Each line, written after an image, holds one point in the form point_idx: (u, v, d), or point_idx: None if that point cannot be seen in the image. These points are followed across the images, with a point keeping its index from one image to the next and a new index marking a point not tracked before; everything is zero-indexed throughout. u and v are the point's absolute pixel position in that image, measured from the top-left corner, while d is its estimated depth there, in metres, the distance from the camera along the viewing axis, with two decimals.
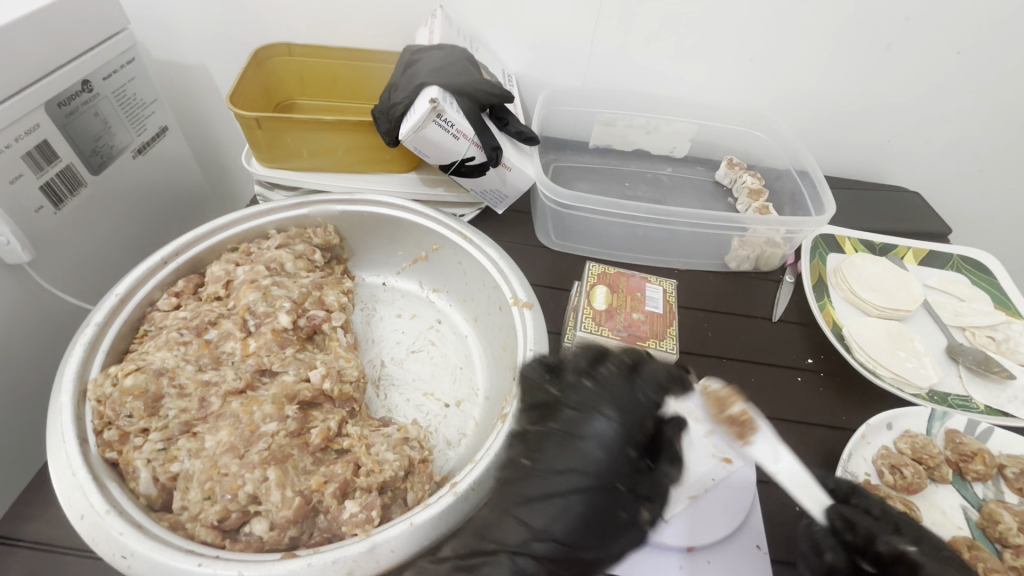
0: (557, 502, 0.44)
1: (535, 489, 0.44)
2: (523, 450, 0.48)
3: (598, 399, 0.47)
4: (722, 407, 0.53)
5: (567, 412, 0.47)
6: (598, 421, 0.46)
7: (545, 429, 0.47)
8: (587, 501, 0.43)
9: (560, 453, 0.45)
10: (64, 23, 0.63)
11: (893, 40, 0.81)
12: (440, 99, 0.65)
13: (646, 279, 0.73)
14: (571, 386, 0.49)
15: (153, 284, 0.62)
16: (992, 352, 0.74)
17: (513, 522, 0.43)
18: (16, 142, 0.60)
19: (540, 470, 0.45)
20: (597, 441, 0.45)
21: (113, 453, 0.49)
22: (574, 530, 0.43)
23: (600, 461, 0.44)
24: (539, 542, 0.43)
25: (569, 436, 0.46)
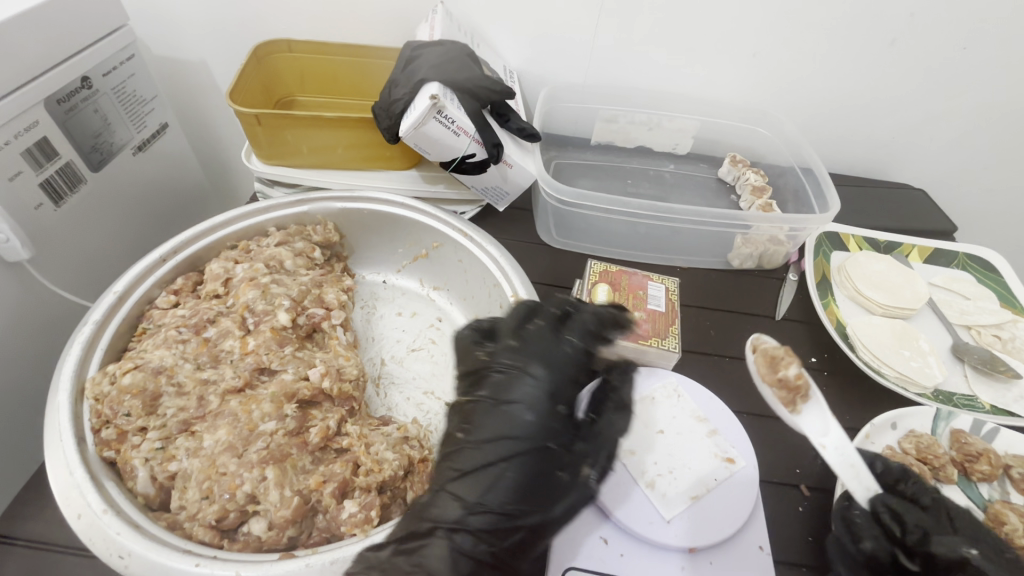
0: (490, 474, 0.45)
1: (469, 463, 0.45)
2: (457, 422, 0.49)
3: (525, 357, 0.50)
4: (775, 367, 0.52)
5: (496, 377, 0.49)
6: (527, 379, 0.48)
7: (476, 398, 0.49)
8: (521, 465, 0.45)
9: (489, 423, 0.47)
10: (63, 19, 0.63)
11: (898, 35, 0.80)
12: (440, 96, 0.65)
13: (648, 277, 0.73)
14: (499, 351, 0.51)
15: (152, 282, 0.62)
16: (997, 351, 0.73)
17: (452, 500, 0.44)
18: (15, 139, 0.60)
19: (472, 442, 0.46)
20: (523, 407, 0.47)
21: (111, 452, 0.48)
22: (510, 499, 0.44)
23: (530, 424, 0.46)
24: (474, 517, 0.43)
25: (497, 403, 0.47)
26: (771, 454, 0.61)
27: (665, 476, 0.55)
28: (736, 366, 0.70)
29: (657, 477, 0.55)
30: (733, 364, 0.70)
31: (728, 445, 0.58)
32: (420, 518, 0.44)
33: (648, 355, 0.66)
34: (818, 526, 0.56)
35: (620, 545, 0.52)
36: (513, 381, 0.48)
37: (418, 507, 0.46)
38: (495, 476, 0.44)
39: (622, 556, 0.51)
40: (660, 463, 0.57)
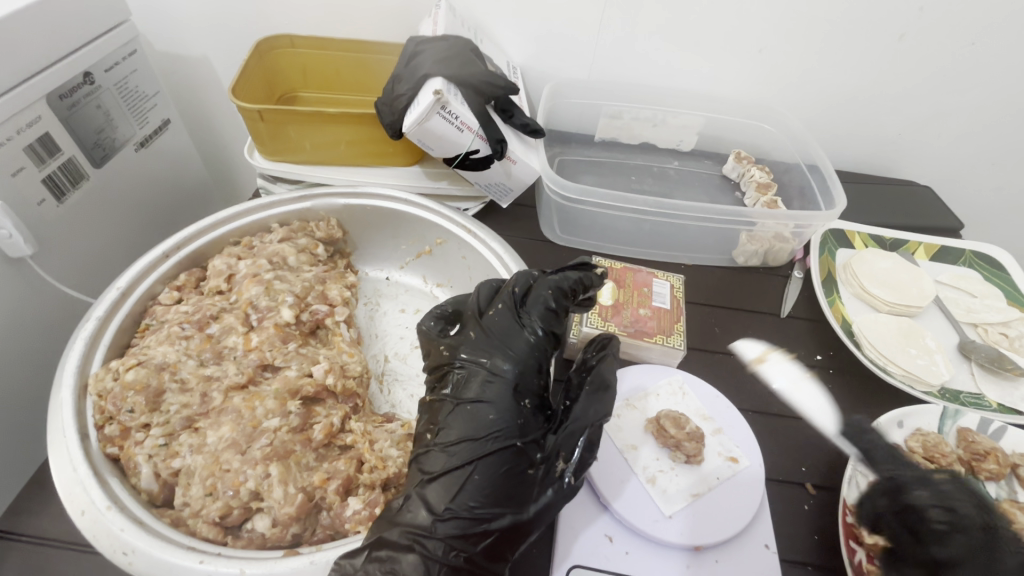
0: (456, 476, 0.44)
1: (436, 466, 0.45)
2: (426, 422, 0.49)
3: (485, 349, 0.50)
4: (679, 426, 0.57)
5: (458, 374, 0.50)
6: (487, 373, 0.49)
7: (441, 398, 0.49)
8: (488, 465, 0.44)
9: (453, 423, 0.47)
10: (62, 13, 0.62)
11: (905, 31, 0.79)
12: (444, 91, 0.64)
13: (653, 274, 0.73)
14: (460, 346, 0.52)
15: (155, 278, 0.61)
16: (1004, 349, 0.72)
17: (422, 506, 0.43)
18: (17, 135, 0.60)
19: (438, 444, 0.46)
20: (486, 404, 0.47)
21: (114, 449, 0.48)
22: (480, 501, 0.43)
23: (494, 423, 0.46)
24: (443, 523, 0.42)
25: (459, 402, 0.48)
26: (777, 452, 0.61)
27: (666, 473, 0.55)
28: (741, 363, 0.70)
29: (658, 473, 0.55)
30: (739, 362, 0.70)
31: (732, 444, 0.58)
32: (390, 522, 0.43)
33: (652, 353, 0.66)
34: (825, 524, 0.55)
35: (625, 543, 0.52)
36: (476, 376, 0.49)
37: (392, 511, 0.44)
38: (463, 479, 0.44)
39: (627, 554, 0.51)
40: (661, 459, 0.57)
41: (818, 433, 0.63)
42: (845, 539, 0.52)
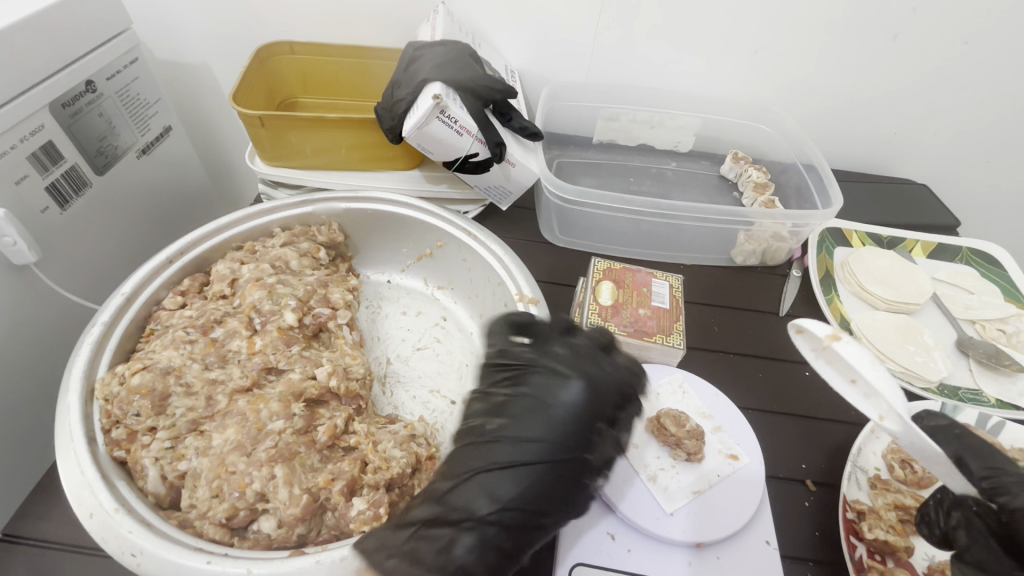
0: (524, 473, 0.44)
1: (502, 456, 0.45)
2: (488, 413, 0.49)
3: (573, 365, 0.50)
4: (680, 424, 0.58)
5: (540, 379, 0.49)
6: (574, 386, 0.48)
7: (514, 394, 0.49)
8: (557, 471, 0.45)
9: (527, 421, 0.47)
10: (64, 22, 0.63)
11: (898, 31, 0.80)
12: (443, 95, 0.65)
13: (652, 273, 0.72)
14: (546, 354, 0.51)
15: (159, 283, 0.62)
16: (1002, 346, 0.73)
17: (484, 493, 0.43)
18: (20, 144, 0.60)
19: (507, 437, 0.46)
20: (570, 412, 0.47)
21: (121, 452, 0.48)
22: (542, 498, 0.44)
23: (569, 430, 0.46)
24: (500, 513, 0.43)
25: (538, 405, 0.47)
26: (777, 450, 0.61)
27: (667, 471, 0.56)
28: (742, 361, 0.70)
29: (658, 471, 0.56)
30: (737, 361, 0.70)
31: (732, 443, 0.59)
32: (445, 506, 0.43)
33: (652, 352, 0.66)
34: (826, 521, 0.56)
35: (627, 541, 0.52)
36: (563, 385, 0.48)
37: (438, 492, 0.44)
38: (530, 474, 0.44)
39: (629, 552, 0.51)
40: (661, 458, 0.57)
41: (818, 431, 0.64)
42: (845, 534, 0.53)
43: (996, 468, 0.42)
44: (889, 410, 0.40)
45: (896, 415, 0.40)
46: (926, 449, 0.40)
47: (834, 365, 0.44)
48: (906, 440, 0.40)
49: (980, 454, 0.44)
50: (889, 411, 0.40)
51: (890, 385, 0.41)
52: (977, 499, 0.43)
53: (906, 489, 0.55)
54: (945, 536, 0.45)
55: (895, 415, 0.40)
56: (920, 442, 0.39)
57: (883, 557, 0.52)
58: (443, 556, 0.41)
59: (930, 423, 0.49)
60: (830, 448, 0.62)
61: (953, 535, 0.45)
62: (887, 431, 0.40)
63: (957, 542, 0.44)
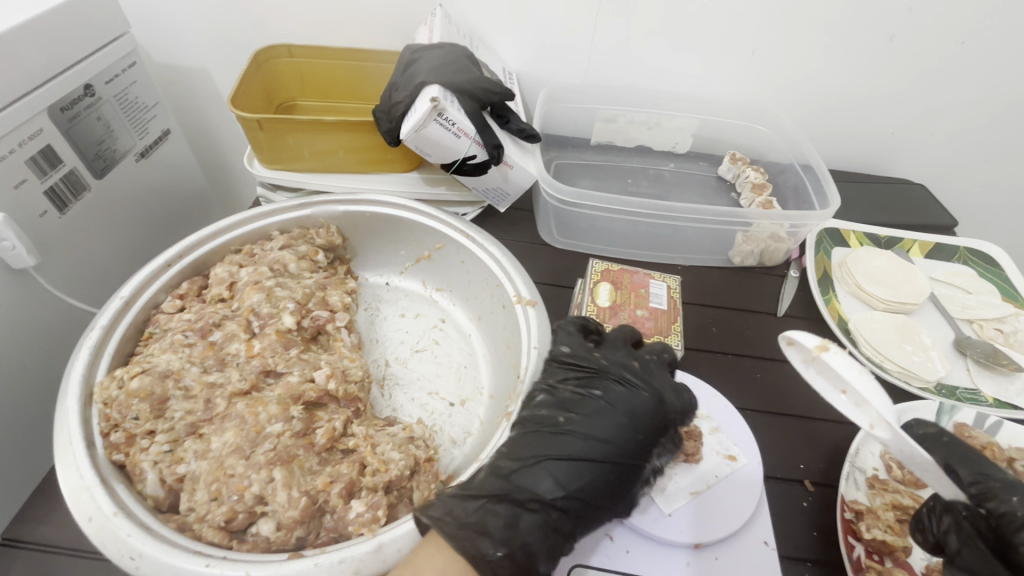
0: (588, 469, 0.50)
1: (571, 450, 0.50)
2: (557, 408, 0.53)
3: (645, 380, 0.56)
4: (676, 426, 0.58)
5: (615, 388, 0.55)
6: (648, 397, 0.54)
7: (587, 395, 0.54)
8: (618, 471, 0.51)
9: (599, 422, 0.52)
10: (63, 27, 0.63)
11: (895, 31, 0.80)
12: (441, 98, 0.65)
13: (650, 275, 0.72)
14: (620, 365, 0.57)
15: (158, 287, 0.62)
16: (1000, 345, 0.73)
17: (552, 478, 0.49)
18: (19, 148, 0.60)
19: (580, 433, 0.52)
20: (634, 423, 0.53)
21: (120, 455, 0.48)
22: (603, 493, 0.50)
23: (635, 438, 0.53)
24: (563, 499, 0.48)
25: (612, 410, 0.53)
26: (775, 450, 0.62)
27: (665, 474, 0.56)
28: (740, 362, 0.70)
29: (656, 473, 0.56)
30: (735, 362, 0.71)
31: (730, 443, 0.59)
32: (513, 485, 0.48)
33: None
34: (824, 521, 0.56)
35: (625, 542, 0.52)
36: (631, 398, 0.54)
37: (503, 470, 0.49)
38: (593, 470, 0.50)
39: (628, 553, 0.51)
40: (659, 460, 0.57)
41: (815, 431, 0.64)
42: (843, 534, 0.53)
43: (984, 474, 0.45)
44: (878, 419, 0.42)
45: (884, 422, 0.41)
46: (916, 457, 0.40)
47: (827, 377, 0.45)
48: (898, 447, 0.41)
49: (966, 460, 0.46)
50: (877, 419, 0.42)
51: (877, 394, 0.43)
52: (967, 503, 0.44)
53: (903, 489, 0.56)
54: (936, 543, 0.46)
55: (884, 423, 0.41)
56: (911, 450, 0.40)
57: (881, 557, 0.52)
58: (509, 530, 0.45)
59: (919, 431, 0.50)
60: (828, 448, 0.62)
61: (944, 541, 0.45)
62: (878, 439, 0.42)
63: (947, 547, 0.44)
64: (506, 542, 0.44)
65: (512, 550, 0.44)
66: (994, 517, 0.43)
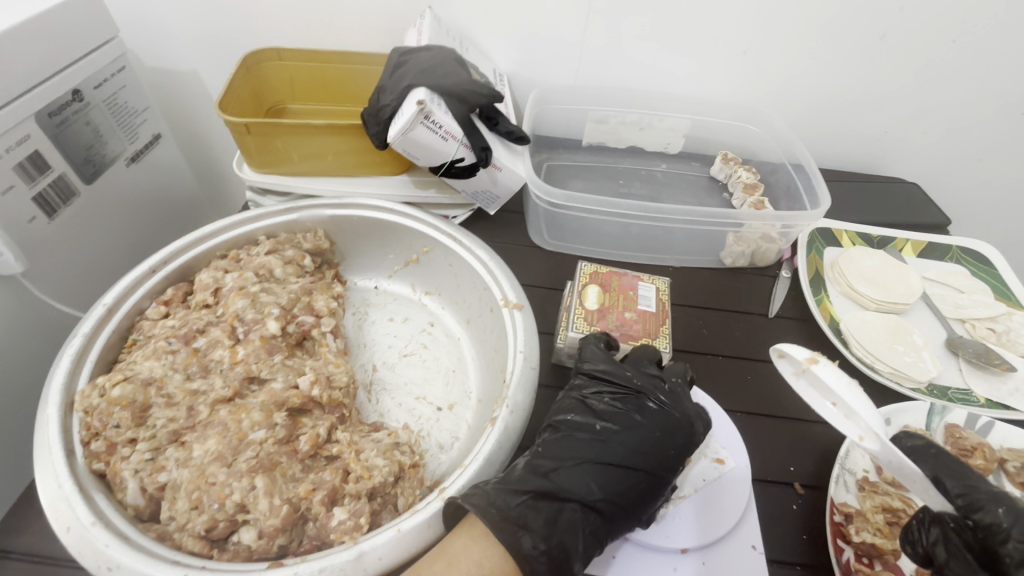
0: (621, 477, 0.51)
1: (608, 456, 0.52)
2: (592, 418, 0.56)
3: (674, 400, 0.57)
4: None
5: (647, 403, 0.56)
6: (677, 417, 0.55)
7: (623, 408, 0.56)
8: (651, 481, 0.52)
9: (634, 435, 0.54)
10: (51, 31, 0.63)
11: (887, 29, 0.80)
12: (427, 101, 0.65)
13: (639, 277, 0.71)
14: (653, 382, 0.58)
15: (142, 293, 0.62)
16: (993, 344, 0.73)
17: (590, 482, 0.51)
18: (7, 153, 0.60)
19: (616, 442, 0.53)
20: (667, 438, 0.54)
21: (101, 464, 0.48)
22: (638, 501, 0.51)
23: (669, 452, 0.54)
24: (601, 502, 0.50)
25: (645, 424, 0.55)
26: (764, 453, 0.61)
27: None
28: (730, 363, 0.70)
29: None
30: (725, 363, 0.70)
31: (719, 447, 0.58)
32: (552, 483, 0.50)
33: None
34: (812, 524, 0.56)
35: (613, 548, 0.52)
36: (665, 414, 0.55)
37: (543, 469, 0.51)
38: (628, 478, 0.52)
39: (615, 559, 0.51)
40: None
41: (806, 432, 0.63)
42: (832, 537, 0.52)
43: (971, 485, 0.45)
44: (866, 430, 0.42)
45: (872, 433, 0.42)
46: (904, 469, 0.40)
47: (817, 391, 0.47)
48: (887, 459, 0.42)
49: (955, 473, 0.47)
50: (866, 431, 0.42)
51: (867, 409, 0.43)
52: (954, 514, 0.45)
53: (893, 491, 0.55)
54: (925, 554, 0.46)
55: (872, 433, 0.42)
56: (898, 461, 0.40)
57: (871, 561, 0.51)
58: (548, 527, 0.47)
59: (909, 443, 0.52)
60: (818, 450, 0.62)
61: (932, 552, 0.46)
62: (867, 450, 0.42)
63: (935, 559, 0.45)
64: (545, 540, 0.46)
65: (549, 548, 0.46)
66: (981, 529, 0.44)
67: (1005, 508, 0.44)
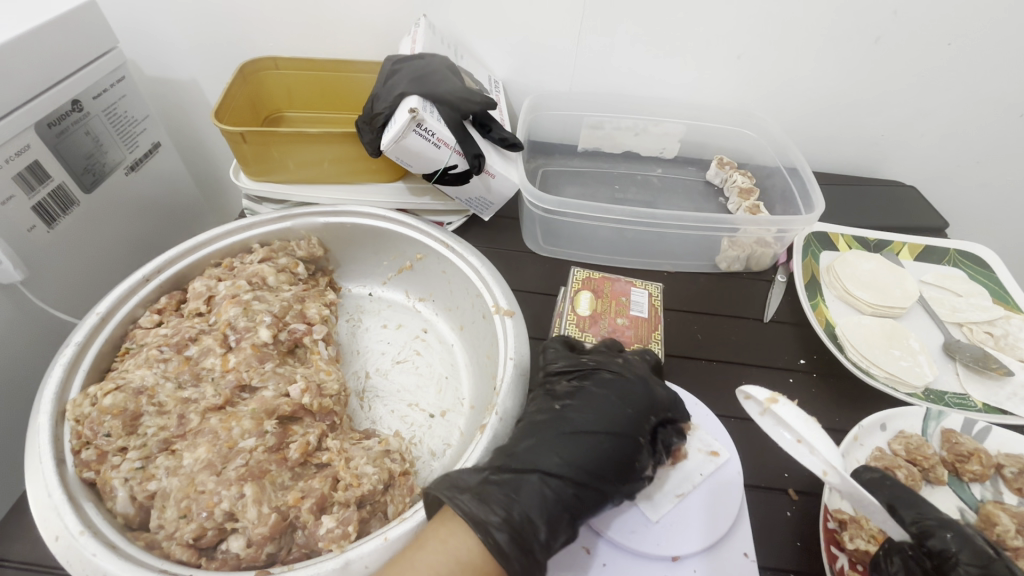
0: (582, 446, 0.51)
1: (567, 428, 0.53)
2: (551, 399, 0.57)
3: (629, 369, 0.57)
4: None
5: (603, 375, 0.57)
6: (632, 383, 0.56)
7: (580, 386, 0.57)
8: (618, 449, 0.52)
9: (591, 408, 0.54)
10: (51, 42, 0.64)
11: (881, 33, 0.79)
12: (420, 109, 0.65)
13: (631, 282, 0.71)
14: (606, 359, 0.59)
15: (136, 301, 0.62)
16: (990, 348, 0.72)
17: (551, 453, 0.51)
18: (7, 163, 0.61)
19: (575, 416, 0.54)
20: (624, 402, 0.55)
21: (91, 473, 0.48)
22: (604, 468, 0.50)
23: (629, 417, 0.54)
24: (566, 474, 0.50)
25: (603, 395, 0.55)
26: (758, 459, 0.61)
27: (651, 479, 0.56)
28: (723, 369, 0.70)
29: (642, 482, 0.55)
30: (720, 368, 0.70)
31: (710, 439, 0.59)
32: (513, 459, 0.50)
33: None
34: (808, 530, 0.55)
35: (602, 555, 0.51)
36: (621, 378, 0.56)
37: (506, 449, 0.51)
38: (590, 448, 0.51)
39: (605, 566, 0.51)
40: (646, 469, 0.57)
41: None
42: (827, 544, 0.52)
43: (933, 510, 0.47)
44: (827, 464, 0.42)
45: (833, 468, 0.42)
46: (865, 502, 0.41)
47: (782, 427, 0.47)
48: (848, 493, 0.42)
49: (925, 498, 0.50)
50: (827, 465, 0.43)
51: (828, 444, 0.44)
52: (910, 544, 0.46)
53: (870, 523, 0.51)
54: None
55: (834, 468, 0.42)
56: (859, 494, 0.41)
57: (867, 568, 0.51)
58: (509, 498, 0.47)
59: (866, 475, 0.52)
60: None
61: None
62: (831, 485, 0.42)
63: None
64: (503, 510, 0.45)
65: (510, 518, 0.45)
66: (935, 556, 0.45)
67: (953, 532, 0.45)
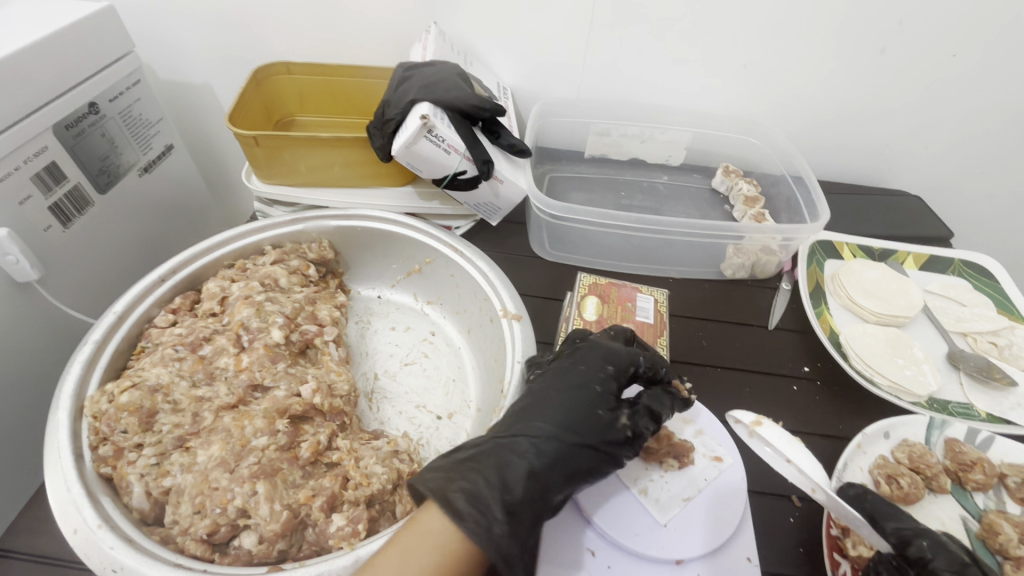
0: (548, 413, 0.53)
1: (532, 404, 0.54)
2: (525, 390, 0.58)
3: (589, 342, 0.60)
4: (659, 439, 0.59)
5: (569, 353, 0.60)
6: (587, 349, 0.59)
7: (547, 368, 0.59)
8: (577, 409, 0.54)
9: (554, 380, 0.56)
10: (69, 47, 0.66)
11: (887, 44, 0.80)
12: (431, 115, 0.66)
13: (637, 290, 0.75)
14: (571, 346, 0.62)
15: (151, 302, 0.63)
16: (994, 358, 0.72)
17: (519, 427, 0.52)
18: (25, 164, 0.63)
19: (538, 390, 0.56)
20: (575, 364, 0.57)
21: (108, 469, 0.49)
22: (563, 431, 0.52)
23: (582, 372, 0.56)
24: (531, 442, 0.51)
25: (564, 366, 0.57)
26: (762, 465, 0.61)
27: (657, 483, 0.56)
28: (727, 375, 0.70)
29: (648, 483, 0.56)
30: (724, 374, 0.71)
31: (715, 444, 0.60)
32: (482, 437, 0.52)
33: None
34: (811, 536, 0.56)
35: (606, 558, 0.52)
36: (580, 350, 0.59)
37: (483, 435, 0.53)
38: (550, 412, 0.53)
39: (610, 569, 0.51)
40: (649, 469, 0.58)
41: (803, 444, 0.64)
42: (829, 550, 0.52)
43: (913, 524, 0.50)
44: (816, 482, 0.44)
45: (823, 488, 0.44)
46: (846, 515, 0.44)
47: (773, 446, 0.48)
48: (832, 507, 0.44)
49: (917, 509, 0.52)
50: (815, 483, 0.45)
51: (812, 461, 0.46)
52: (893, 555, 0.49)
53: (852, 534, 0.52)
54: None
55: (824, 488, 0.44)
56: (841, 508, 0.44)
57: None
58: (469, 468, 0.48)
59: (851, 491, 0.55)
60: None
61: None
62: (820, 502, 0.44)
63: None
64: (460, 478, 0.47)
65: (468, 487, 0.46)
66: (914, 564, 0.48)
67: (928, 540, 0.49)
